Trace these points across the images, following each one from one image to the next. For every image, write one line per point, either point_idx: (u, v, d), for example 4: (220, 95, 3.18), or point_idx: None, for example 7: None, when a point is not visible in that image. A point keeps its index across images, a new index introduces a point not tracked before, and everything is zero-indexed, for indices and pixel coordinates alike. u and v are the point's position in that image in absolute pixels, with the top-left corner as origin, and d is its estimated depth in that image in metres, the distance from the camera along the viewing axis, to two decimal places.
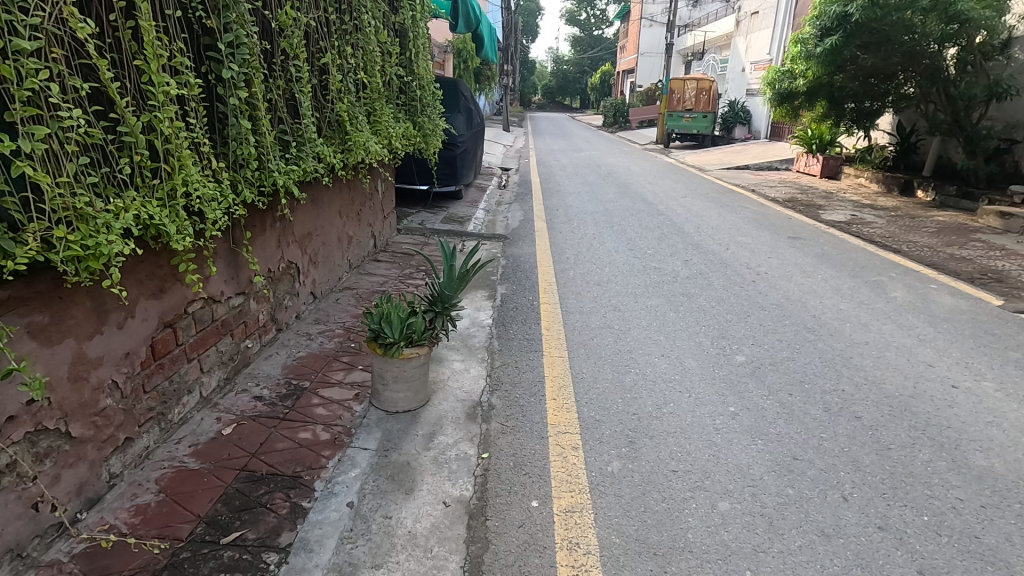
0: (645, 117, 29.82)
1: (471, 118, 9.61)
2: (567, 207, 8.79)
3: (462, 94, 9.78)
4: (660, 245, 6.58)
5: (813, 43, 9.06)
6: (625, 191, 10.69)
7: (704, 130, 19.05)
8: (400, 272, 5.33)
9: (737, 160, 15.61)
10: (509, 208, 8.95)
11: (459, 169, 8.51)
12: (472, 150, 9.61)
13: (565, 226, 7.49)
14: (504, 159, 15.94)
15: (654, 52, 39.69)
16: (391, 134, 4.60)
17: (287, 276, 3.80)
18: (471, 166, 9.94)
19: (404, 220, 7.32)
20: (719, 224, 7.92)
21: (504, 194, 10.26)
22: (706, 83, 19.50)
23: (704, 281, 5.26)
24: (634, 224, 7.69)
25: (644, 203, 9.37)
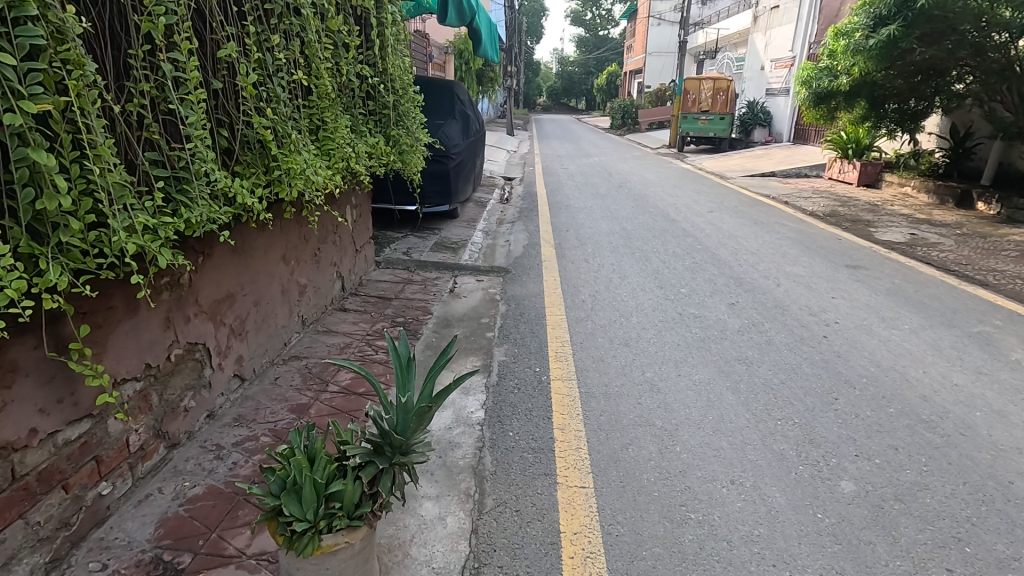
0: (655, 119, 28.64)
1: (468, 126, 8.48)
2: (577, 227, 7.64)
3: (459, 98, 8.64)
4: (695, 279, 5.42)
5: (864, 34, 7.84)
6: (643, 204, 9.50)
7: (722, 133, 17.80)
8: (370, 329, 4.17)
9: (760, 165, 14.38)
10: (511, 228, 7.79)
11: (453, 186, 7.38)
12: (470, 162, 8.48)
13: (577, 253, 6.34)
14: (507, 166, 14.79)
15: (663, 50, 38.42)
16: (349, 153, 3.45)
17: (190, 363, 2.66)
18: (469, 180, 8.80)
19: (387, 248, 6.18)
20: (758, 247, 6.74)
21: (506, 210, 9.10)
22: (723, 83, 18.23)
23: (758, 337, 4.10)
24: (659, 249, 6.53)
25: (666, 220, 8.19)
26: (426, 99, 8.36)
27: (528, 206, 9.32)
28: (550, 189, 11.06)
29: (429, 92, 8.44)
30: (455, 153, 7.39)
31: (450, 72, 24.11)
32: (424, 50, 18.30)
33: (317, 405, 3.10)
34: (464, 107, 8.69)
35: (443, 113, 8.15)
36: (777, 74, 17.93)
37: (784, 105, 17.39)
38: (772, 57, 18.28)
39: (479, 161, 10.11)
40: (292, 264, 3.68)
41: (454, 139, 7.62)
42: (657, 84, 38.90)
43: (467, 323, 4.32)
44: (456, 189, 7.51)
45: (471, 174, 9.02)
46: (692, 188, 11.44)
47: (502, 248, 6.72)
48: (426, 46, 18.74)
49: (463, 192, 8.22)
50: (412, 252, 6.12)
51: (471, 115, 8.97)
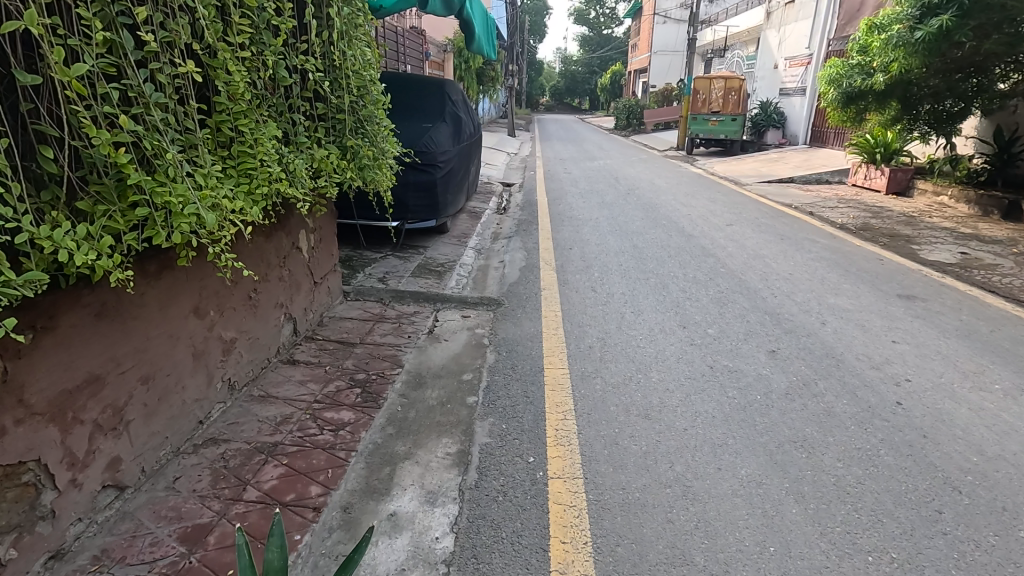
0: (661, 119, 27.69)
1: (461, 130, 7.62)
2: (580, 245, 6.78)
3: (450, 100, 7.80)
4: (723, 315, 4.54)
5: (909, 26, 6.95)
6: (653, 215, 8.61)
7: (733, 135, 16.86)
8: (319, 391, 3.28)
9: (776, 170, 13.46)
10: (507, 244, 6.93)
11: (442, 198, 6.52)
12: (462, 170, 7.61)
13: (581, 278, 5.48)
14: (506, 171, 13.92)
15: (668, 49, 37.49)
16: (278, 173, 2.57)
17: (11, 493, 1.81)
18: (461, 191, 7.94)
19: (359, 274, 5.31)
20: (790, 271, 5.85)
21: (503, 223, 8.23)
22: (735, 82, 17.27)
23: (813, 404, 3.22)
24: (677, 274, 5.64)
25: (681, 235, 7.30)
26: (413, 100, 7.51)
27: (527, 218, 8.44)
28: (552, 197, 10.18)
29: (416, 94, 7.59)
30: (444, 161, 6.53)
31: (449, 72, 23.24)
32: (420, 48, 17.42)
33: (221, 527, 2.22)
34: (456, 110, 7.85)
35: (432, 116, 7.28)
36: (792, 72, 16.97)
37: (800, 105, 16.45)
38: (787, 55, 17.33)
39: (474, 168, 9.25)
40: (210, 316, 2.82)
41: (443, 146, 6.75)
42: (662, 84, 37.97)
43: (446, 381, 3.44)
44: (445, 201, 6.66)
45: (464, 184, 8.14)
46: (706, 196, 10.54)
47: (495, 272, 5.84)
48: (423, 43, 17.83)
49: (454, 206, 7.35)
50: (390, 278, 5.25)
51: (464, 118, 8.10)
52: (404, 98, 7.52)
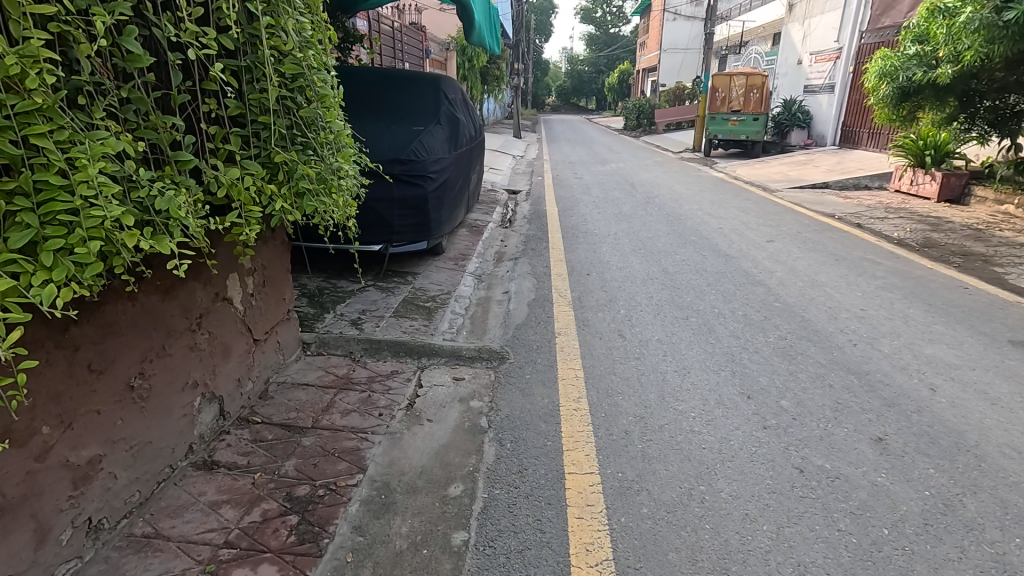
0: (673, 120, 26.58)
1: (458, 134, 6.55)
2: (598, 269, 5.73)
3: (445, 98, 6.77)
4: (794, 376, 3.48)
5: (992, 8, 5.93)
6: (679, 229, 7.54)
7: (754, 135, 15.72)
8: (236, 522, 2.23)
9: (806, 174, 12.35)
10: (512, 266, 5.90)
11: (435, 214, 5.44)
12: (459, 179, 6.53)
13: (604, 318, 4.43)
14: (512, 176, 12.88)
15: (678, 47, 36.31)
16: (121, 216, 1.52)
17: None
18: (459, 204, 6.87)
19: (329, 313, 4.30)
20: (860, 305, 4.77)
21: (508, 239, 7.20)
22: (756, 79, 16.02)
23: (970, 546, 2.16)
24: (722, 310, 4.58)
25: (717, 255, 6.22)
26: (402, 100, 6.47)
27: (535, 232, 7.41)
28: (562, 207, 9.13)
29: (405, 92, 6.56)
30: (436, 169, 5.45)
31: (452, 71, 22.26)
32: (420, 44, 16.43)
33: None
34: (454, 110, 6.81)
35: (424, 117, 6.22)
36: (818, 68, 15.80)
37: (827, 104, 15.28)
38: (813, 49, 16.16)
39: (475, 175, 8.19)
40: (40, 436, 1.80)
41: (437, 151, 5.67)
42: (672, 83, 36.78)
43: (423, 501, 2.40)
44: (438, 217, 5.57)
45: (463, 195, 7.06)
46: (734, 205, 9.47)
47: (498, 306, 4.81)
48: (423, 39, 16.88)
49: (451, 222, 6.27)
50: (367, 320, 4.22)
51: (463, 120, 7.06)
52: (392, 97, 6.48)
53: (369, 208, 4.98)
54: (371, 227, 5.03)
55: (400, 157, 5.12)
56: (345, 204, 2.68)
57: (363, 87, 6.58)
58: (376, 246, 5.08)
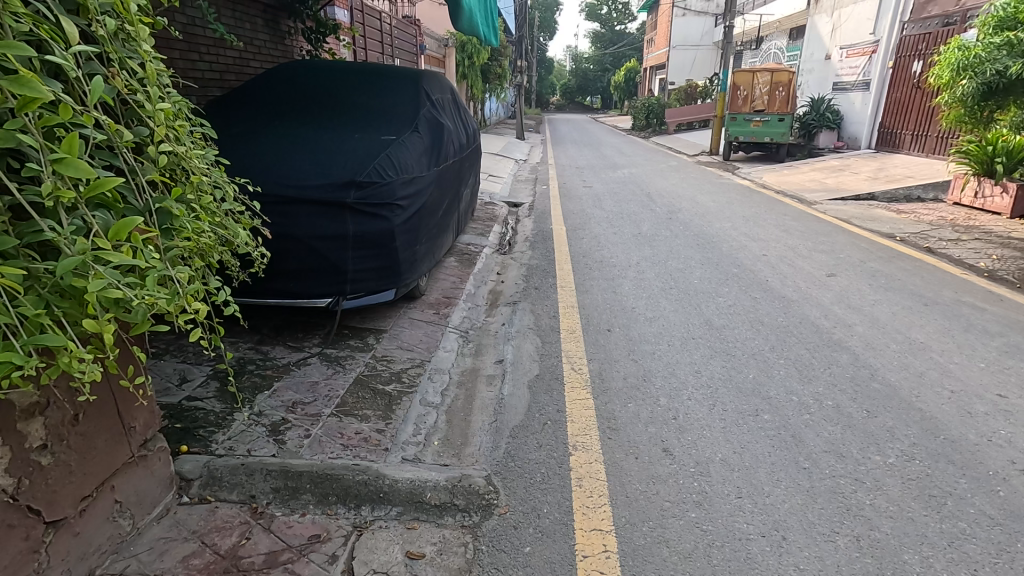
0: (685, 120, 25.21)
1: (443, 147, 5.20)
2: (622, 321, 4.42)
3: (428, 99, 5.45)
4: (959, 553, 2.15)
5: None
6: (715, 257, 6.21)
7: (780, 137, 14.40)
8: None
9: (844, 182, 11.00)
10: (509, 316, 4.58)
11: (406, 252, 4.11)
12: (442, 204, 5.19)
13: (638, 413, 3.12)
14: (513, 185, 11.58)
15: (689, 43, 34.80)
16: None
17: None
18: (445, 231, 5.53)
19: (242, 411, 2.99)
20: (994, 386, 3.41)
21: (506, 271, 5.88)
22: (782, 75, 14.40)
23: None
24: (803, 399, 3.26)
25: (771, 299, 4.88)
26: (371, 102, 5.16)
27: (540, 261, 6.09)
28: (571, 226, 7.82)
29: (377, 94, 5.27)
30: (408, 191, 4.13)
31: (451, 69, 21.04)
32: (413, 40, 15.20)
33: None
34: (439, 113, 5.50)
35: (398, 123, 4.91)
36: (851, 63, 14.39)
37: (861, 102, 13.85)
38: (844, 42, 14.73)
39: (468, 190, 6.88)
40: None
41: (411, 168, 4.34)
42: (682, 81, 35.28)
43: None
44: (413, 255, 4.24)
45: (449, 218, 5.72)
46: (770, 222, 8.11)
47: (489, 385, 3.49)
48: (417, 34, 15.63)
49: (433, 257, 4.93)
50: (294, 425, 2.91)
51: (448, 125, 5.75)
52: (359, 100, 5.18)
53: (312, 249, 3.64)
54: (315, 275, 3.70)
55: (356, 177, 3.78)
56: (183, 282, 1.54)
57: (322, 89, 5.29)
58: (324, 299, 3.76)
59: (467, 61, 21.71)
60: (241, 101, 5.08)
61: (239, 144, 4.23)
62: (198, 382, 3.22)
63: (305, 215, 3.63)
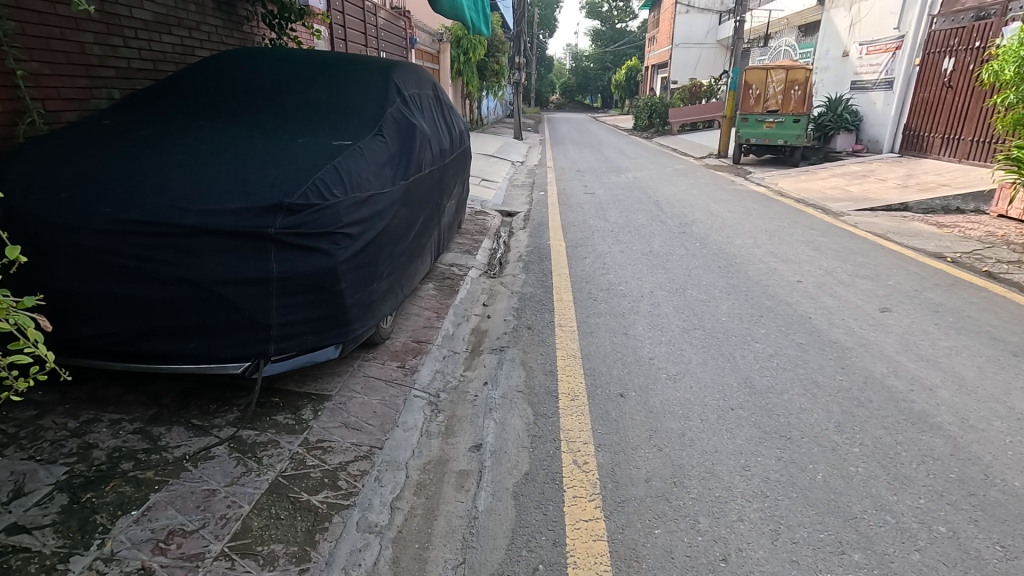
0: (689, 120, 24.25)
1: (416, 156, 4.24)
2: (637, 379, 3.46)
3: (398, 95, 4.47)
4: None
5: None
6: (741, 285, 5.26)
7: (795, 139, 13.45)
8: None
9: (870, 188, 10.05)
10: (494, 370, 3.62)
11: (357, 294, 3.14)
12: (413, 225, 4.22)
13: (670, 550, 2.16)
14: (508, 190, 10.63)
15: (692, 41, 33.86)
16: None
17: None
18: (418, 255, 4.54)
19: (82, 554, 2.02)
20: None
21: (494, 300, 4.92)
22: (798, 74, 13.42)
23: None
24: (902, 522, 2.29)
25: (821, 346, 3.92)
26: (325, 98, 4.17)
27: (535, 288, 5.13)
28: (572, 241, 6.85)
29: (334, 88, 4.29)
30: (360, 214, 3.17)
31: (446, 65, 20.12)
32: (403, 32, 14.26)
33: None
34: (412, 112, 4.53)
35: (357, 125, 3.93)
36: (871, 61, 13.44)
37: (884, 103, 12.91)
38: (863, 39, 13.78)
39: (449, 203, 5.91)
40: None
41: (366, 183, 3.37)
42: (685, 79, 34.31)
43: None
44: (367, 296, 3.27)
45: (424, 239, 4.74)
46: (797, 236, 7.16)
47: (460, 489, 2.53)
48: (407, 27, 14.68)
49: (400, 291, 3.96)
50: None
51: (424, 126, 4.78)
52: (310, 95, 4.18)
53: (220, 297, 2.66)
54: (226, 331, 2.71)
55: (284, 199, 2.81)
56: None
57: (267, 81, 4.29)
58: (240, 364, 2.78)
59: (463, 57, 20.75)
60: (160, 93, 4.05)
61: (139, 147, 3.23)
62: (37, 497, 2.25)
63: (211, 251, 2.65)
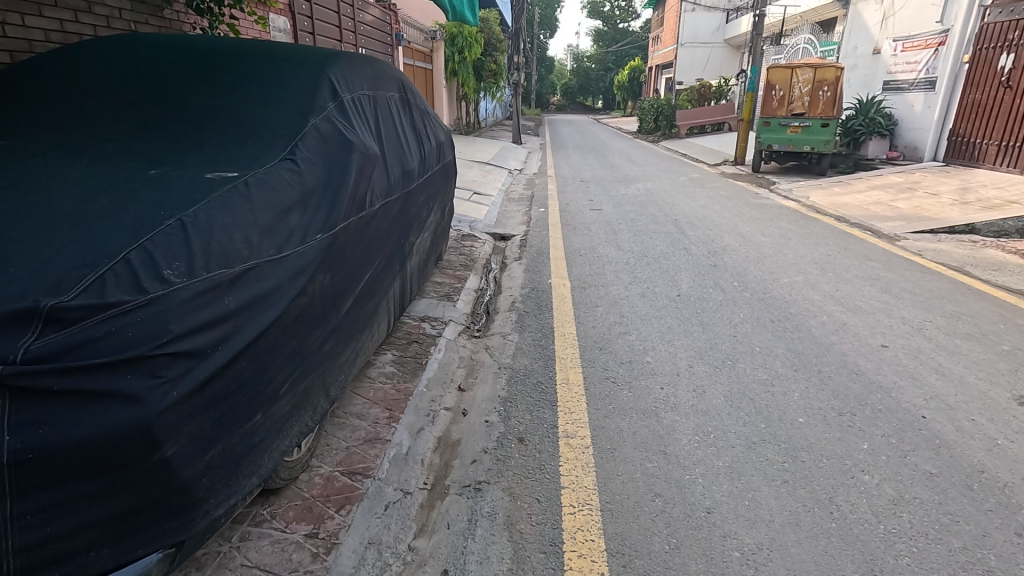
0: (698, 122, 22.90)
1: (356, 191, 2.85)
2: (694, 567, 2.12)
3: (333, 99, 3.11)
4: None
5: None
6: (809, 353, 3.90)
7: (823, 146, 12.10)
8: None
9: (921, 204, 8.68)
10: (463, 540, 2.29)
11: (212, 450, 1.79)
12: (350, 293, 2.85)
13: None
14: (502, 206, 9.28)
15: (698, 40, 32.57)
16: None
17: None
18: (362, 327, 3.17)
19: None
20: None
21: (474, 381, 3.58)
22: (827, 72, 12.06)
23: None
24: None
25: (963, 483, 2.57)
26: (217, 105, 2.81)
27: (531, 361, 3.79)
28: (578, 279, 5.50)
29: (233, 90, 2.92)
30: (221, 307, 1.82)
31: (439, 64, 18.79)
32: (388, 27, 12.94)
33: None
34: (356, 123, 3.17)
35: (256, 148, 2.57)
36: (908, 58, 12.09)
37: (924, 105, 11.55)
38: (898, 34, 12.41)
39: (420, 240, 4.56)
40: None
41: (244, 248, 2.00)
42: (691, 80, 32.95)
43: None
44: (237, 442, 1.92)
45: (375, 300, 3.37)
46: (855, 271, 5.81)
47: None
48: (394, 21, 13.35)
49: (322, 399, 2.59)
50: None
51: (376, 142, 3.42)
52: (195, 100, 2.83)
53: None
54: None
55: (43, 301, 1.47)
56: None
57: (135, 79, 2.92)
58: None
59: (457, 56, 19.21)
60: None
61: None
62: None
63: None
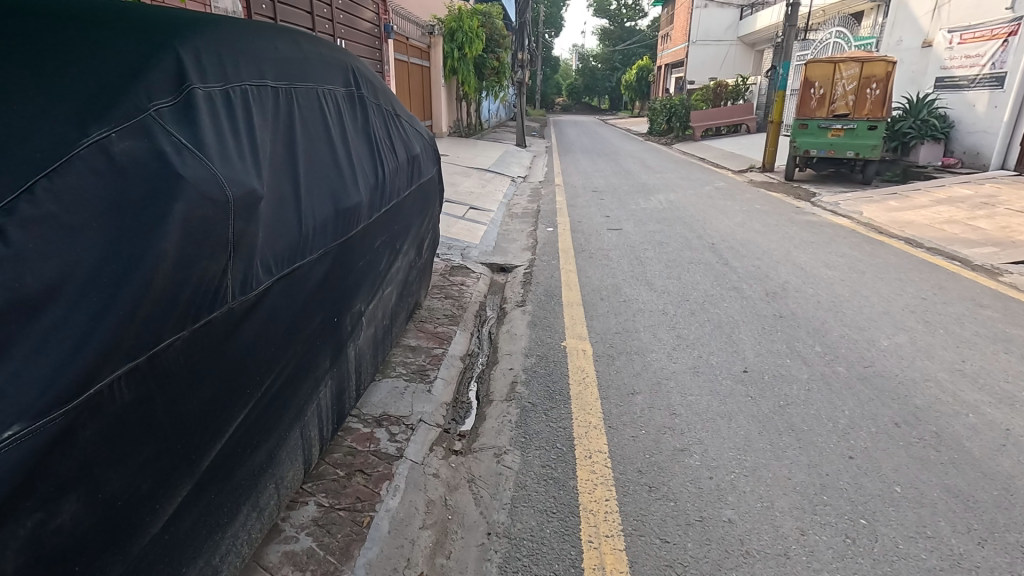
0: (714, 123, 21.41)
1: (186, 266, 1.39)
2: None
3: (173, 89, 1.64)
4: None
5: None
6: (985, 500, 2.45)
7: (869, 151, 10.62)
8: None
9: (1007, 224, 7.22)
10: None
11: None
12: (174, 481, 1.41)
13: None
14: (502, 224, 7.84)
15: (711, 38, 31.03)
16: None
17: None
18: (233, 511, 1.73)
19: None
20: None
21: (444, 567, 2.16)
22: (877, 68, 10.49)
23: None
24: None
25: None
26: None
27: (540, 518, 2.36)
28: (602, 339, 4.06)
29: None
30: None
31: (436, 61, 17.34)
32: (374, 18, 11.51)
33: None
34: (220, 134, 1.71)
35: None
36: (966, 51, 10.60)
37: (988, 104, 10.14)
38: (953, 24, 10.93)
39: (377, 301, 3.09)
40: None
41: None
42: (703, 80, 31.47)
43: None
44: None
45: (268, 444, 1.92)
46: (970, 325, 4.37)
47: None
48: (382, 12, 11.92)
49: None
50: None
51: (270, 167, 1.96)
52: None
53: None
54: None
55: None
56: None
57: None
58: None
59: (457, 53, 17.70)
60: None
61: None
62: None
63: None
